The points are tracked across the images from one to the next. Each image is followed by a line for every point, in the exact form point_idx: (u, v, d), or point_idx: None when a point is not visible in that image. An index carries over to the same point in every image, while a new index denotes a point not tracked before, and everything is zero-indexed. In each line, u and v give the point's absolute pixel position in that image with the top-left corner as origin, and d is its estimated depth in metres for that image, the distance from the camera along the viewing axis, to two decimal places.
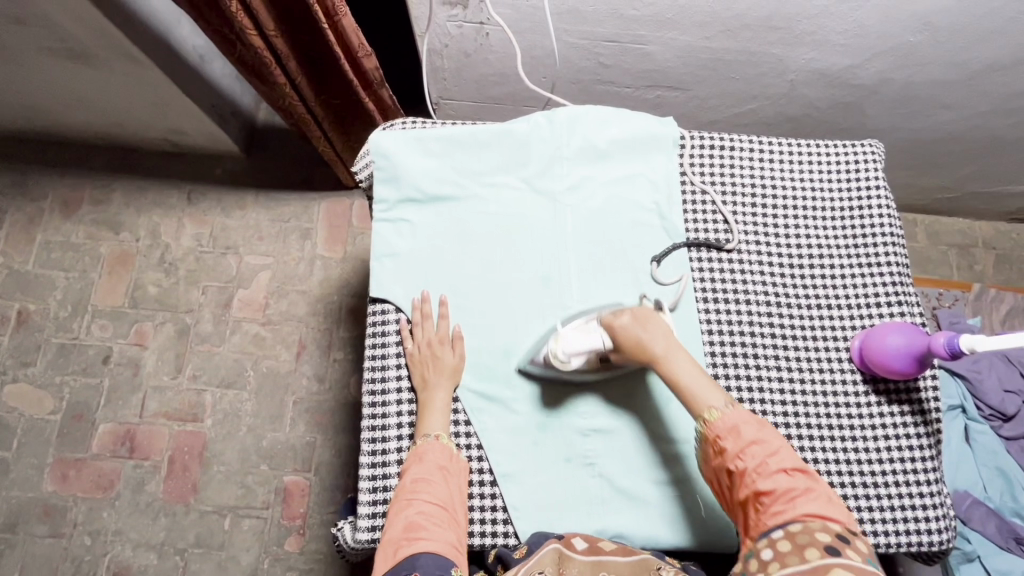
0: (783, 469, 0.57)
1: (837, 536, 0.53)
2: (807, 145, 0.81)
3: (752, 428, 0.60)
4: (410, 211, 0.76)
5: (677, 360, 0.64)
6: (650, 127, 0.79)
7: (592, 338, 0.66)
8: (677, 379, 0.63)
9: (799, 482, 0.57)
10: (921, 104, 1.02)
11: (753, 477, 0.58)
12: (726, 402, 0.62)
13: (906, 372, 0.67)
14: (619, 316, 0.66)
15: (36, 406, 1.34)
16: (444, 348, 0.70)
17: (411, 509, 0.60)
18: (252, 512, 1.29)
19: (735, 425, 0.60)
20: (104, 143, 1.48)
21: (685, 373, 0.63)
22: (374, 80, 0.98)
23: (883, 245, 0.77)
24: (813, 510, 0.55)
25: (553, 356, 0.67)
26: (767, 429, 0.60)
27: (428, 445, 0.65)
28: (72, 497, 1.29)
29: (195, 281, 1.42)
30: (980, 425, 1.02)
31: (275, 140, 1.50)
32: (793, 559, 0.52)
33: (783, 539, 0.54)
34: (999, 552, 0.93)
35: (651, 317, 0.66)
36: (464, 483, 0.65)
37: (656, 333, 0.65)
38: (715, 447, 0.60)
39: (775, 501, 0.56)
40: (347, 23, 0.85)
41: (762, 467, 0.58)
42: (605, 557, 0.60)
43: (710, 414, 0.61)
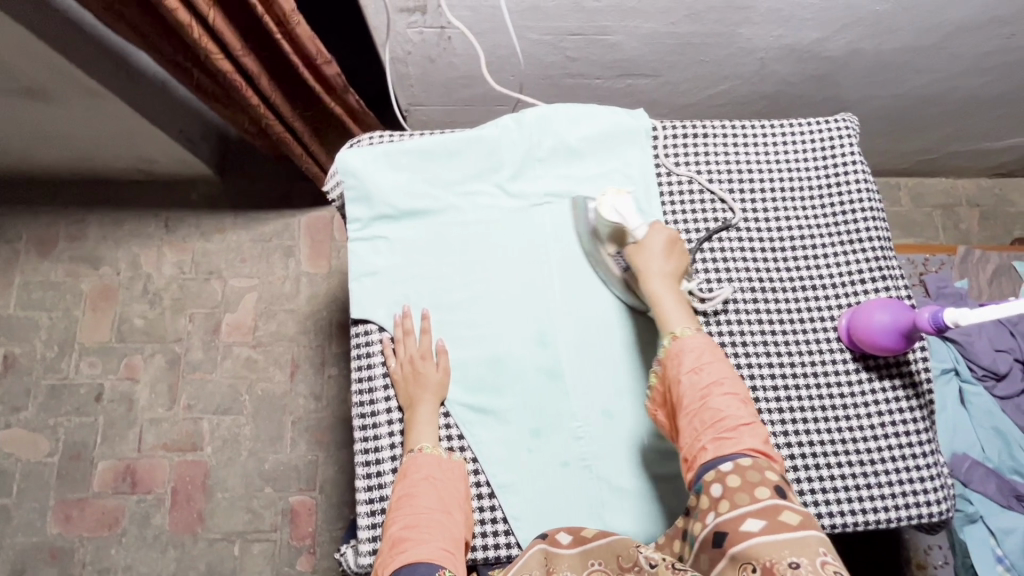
0: (736, 399, 0.59)
1: (781, 476, 0.55)
2: (779, 125, 0.80)
3: (709, 356, 0.61)
4: (385, 228, 0.74)
5: (667, 283, 0.67)
6: (620, 121, 0.78)
7: (633, 220, 0.68)
8: (654, 294, 0.66)
9: (747, 414, 0.58)
10: (894, 71, 1.02)
11: (707, 399, 0.59)
12: (696, 329, 0.64)
13: (894, 349, 0.67)
14: (668, 229, 0.69)
15: (33, 449, 1.33)
16: (427, 363, 0.69)
17: (397, 525, 0.59)
18: (262, 536, 1.29)
19: (696, 348, 0.62)
20: (73, 177, 1.46)
21: (674, 294, 0.66)
22: (337, 86, 0.94)
23: (864, 219, 0.77)
24: (759, 444, 0.57)
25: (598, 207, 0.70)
26: (724, 360, 0.62)
27: (414, 459, 0.64)
28: (78, 538, 1.28)
29: (181, 309, 1.41)
30: (973, 387, 1.02)
31: (248, 159, 1.48)
32: (742, 495, 0.53)
33: (731, 473, 0.55)
34: (1000, 510, 0.94)
35: (680, 251, 0.69)
36: (456, 487, 0.64)
37: (671, 259, 0.68)
38: (673, 363, 0.62)
39: (725, 429, 0.57)
40: (301, 31, 0.81)
41: (717, 395, 0.59)
42: (591, 546, 0.60)
43: (679, 331, 0.64)
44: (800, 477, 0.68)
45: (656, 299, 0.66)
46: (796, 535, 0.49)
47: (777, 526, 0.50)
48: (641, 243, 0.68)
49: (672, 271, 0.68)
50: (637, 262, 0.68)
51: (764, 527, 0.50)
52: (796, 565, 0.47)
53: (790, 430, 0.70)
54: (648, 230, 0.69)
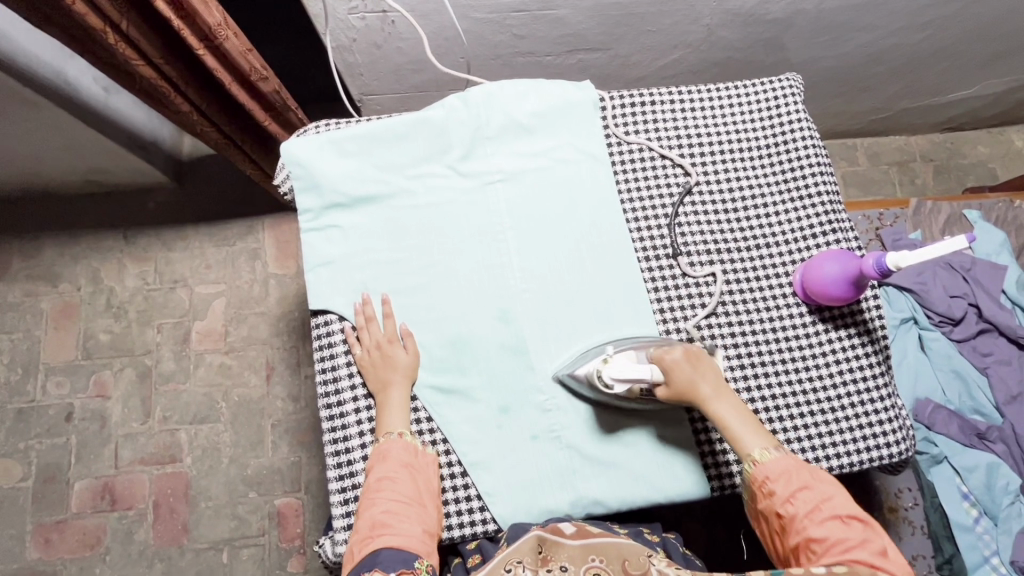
0: (841, 521, 0.58)
1: None
2: (726, 89, 0.81)
3: (800, 474, 0.61)
4: (338, 216, 0.74)
5: (720, 403, 0.64)
6: (567, 94, 0.78)
7: (643, 373, 0.64)
8: (721, 420, 0.64)
9: (853, 534, 0.57)
10: (837, 31, 1.03)
11: (807, 525, 0.59)
12: (775, 447, 0.63)
13: (845, 298, 0.69)
14: (672, 350, 0.65)
15: (4, 476, 1.30)
16: (393, 347, 0.69)
17: (376, 508, 0.60)
18: (250, 541, 1.28)
19: (785, 472, 0.61)
20: (22, 194, 1.41)
21: (732, 412, 0.64)
22: (276, 103, 0.92)
23: (811, 176, 0.78)
24: (868, 558, 0.56)
25: (598, 377, 0.65)
26: (816, 476, 0.61)
27: (391, 444, 0.64)
28: (60, 560, 1.26)
29: (148, 321, 1.38)
30: (932, 333, 1.05)
31: (204, 163, 1.44)
32: None
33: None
34: (962, 449, 0.98)
35: (702, 357, 0.66)
36: (432, 475, 0.65)
37: (706, 375, 0.65)
38: (763, 488, 0.62)
39: (828, 549, 0.57)
40: (232, 45, 0.78)
41: (814, 513, 0.59)
42: (593, 540, 0.61)
43: (759, 456, 0.62)
44: None
45: (726, 429, 0.64)
46: None
47: None
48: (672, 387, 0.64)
49: (713, 385, 0.65)
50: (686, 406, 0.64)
51: None
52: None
53: (753, 386, 0.71)
54: (664, 368, 0.64)
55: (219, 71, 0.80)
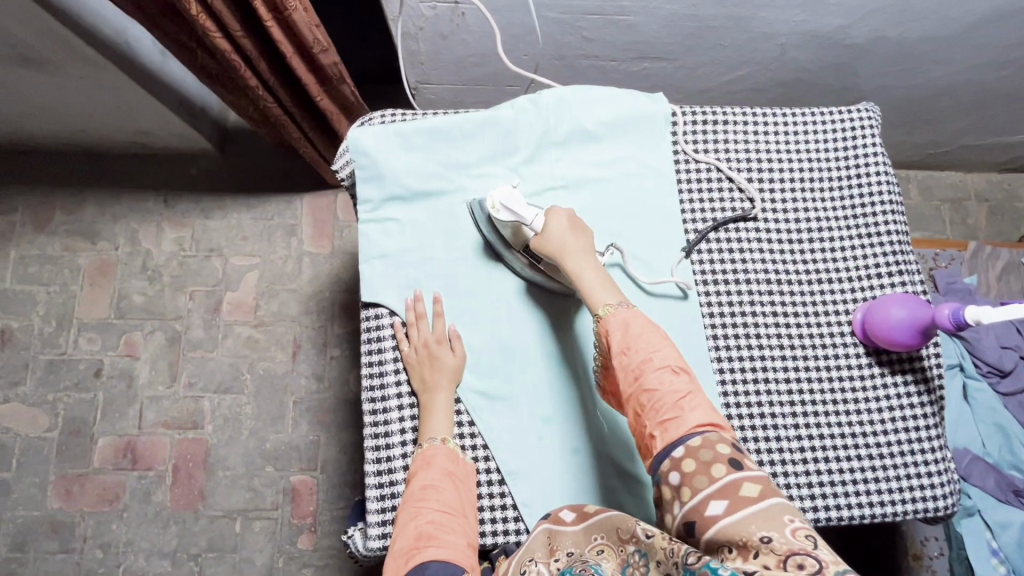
0: (673, 372, 0.57)
1: (734, 447, 0.52)
2: (801, 114, 0.78)
3: (636, 326, 0.60)
4: (397, 210, 0.73)
5: (581, 260, 0.65)
6: (640, 107, 0.76)
7: (527, 213, 0.67)
8: (577, 275, 0.64)
9: (683, 383, 0.56)
10: (912, 61, 1.00)
11: (641, 380, 0.57)
12: (621, 304, 0.62)
13: (908, 344, 0.67)
14: (562, 210, 0.68)
15: (31, 424, 1.32)
16: (442, 347, 0.69)
17: (422, 518, 0.58)
18: (263, 514, 1.29)
19: (623, 323, 0.60)
20: (69, 148, 1.42)
21: (591, 267, 0.65)
22: (333, 75, 0.89)
23: (882, 213, 0.76)
24: (705, 414, 0.55)
25: (490, 205, 0.68)
26: (650, 327, 0.60)
27: (434, 448, 0.64)
28: (79, 513, 1.29)
29: (181, 287, 1.39)
30: (978, 383, 1.02)
31: (249, 135, 1.44)
32: (700, 479, 0.50)
33: (685, 458, 0.52)
34: (998, 505, 0.95)
35: (582, 226, 0.68)
36: (472, 490, 0.64)
37: (580, 236, 0.66)
38: (605, 343, 0.61)
39: (663, 405, 0.55)
40: (298, 17, 0.76)
41: (646, 365, 0.57)
42: (593, 519, 0.57)
43: (603, 308, 0.62)
44: (808, 470, 0.68)
45: (579, 280, 0.64)
46: (758, 509, 0.46)
47: (739, 503, 0.47)
48: (544, 230, 0.66)
49: (582, 246, 0.66)
50: (548, 250, 0.66)
51: (727, 508, 0.47)
52: (768, 540, 0.43)
53: (802, 422, 0.70)
54: (544, 218, 0.67)
55: (282, 43, 0.79)
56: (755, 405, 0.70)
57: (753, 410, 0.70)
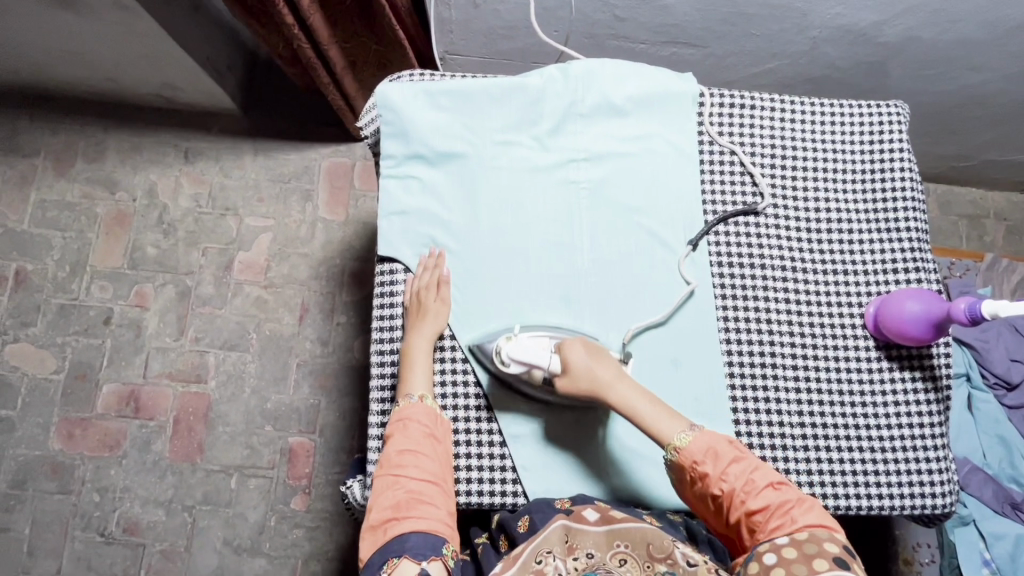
0: (776, 486, 0.59)
1: (844, 547, 0.54)
2: (829, 105, 0.78)
3: (726, 447, 0.61)
4: (418, 168, 0.73)
5: (631, 394, 0.64)
6: (668, 84, 0.76)
7: (540, 358, 0.65)
8: (631, 408, 0.64)
9: (788, 494, 0.58)
10: (945, 66, 0.99)
11: (747, 499, 0.58)
12: (692, 429, 0.62)
13: (922, 338, 0.67)
14: (574, 342, 0.66)
15: (39, 365, 1.34)
16: (434, 302, 0.69)
17: (400, 486, 0.59)
18: (259, 472, 1.30)
19: (708, 447, 0.60)
20: (95, 97, 1.43)
21: (641, 398, 0.64)
22: (402, 13, 0.93)
23: (903, 208, 0.75)
24: (813, 518, 0.56)
25: (499, 358, 0.66)
26: (742, 448, 0.61)
27: (412, 408, 0.64)
28: (80, 456, 1.30)
29: (194, 243, 1.40)
30: (983, 394, 1.02)
31: (272, 97, 1.45)
32: (799, 566, 0.52)
33: (788, 546, 0.54)
34: (994, 516, 0.95)
35: (602, 351, 0.66)
36: (449, 446, 0.65)
37: (608, 367, 0.65)
38: (695, 473, 0.60)
39: (770, 516, 0.57)
40: None
41: (749, 485, 0.59)
42: (617, 526, 0.59)
43: (679, 440, 0.61)
44: (809, 457, 0.69)
45: (633, 413, 0.63)
46: None
47: None
48: (574, 373, 0.64)
49: (615, 372, 0.65)
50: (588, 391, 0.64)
51: None
52: None
53: (806, 411, 0.70)
54: (562, 358, 0.65)
55: None
56: (760, 390, 0.70)
57: (758, 395, 0.70)
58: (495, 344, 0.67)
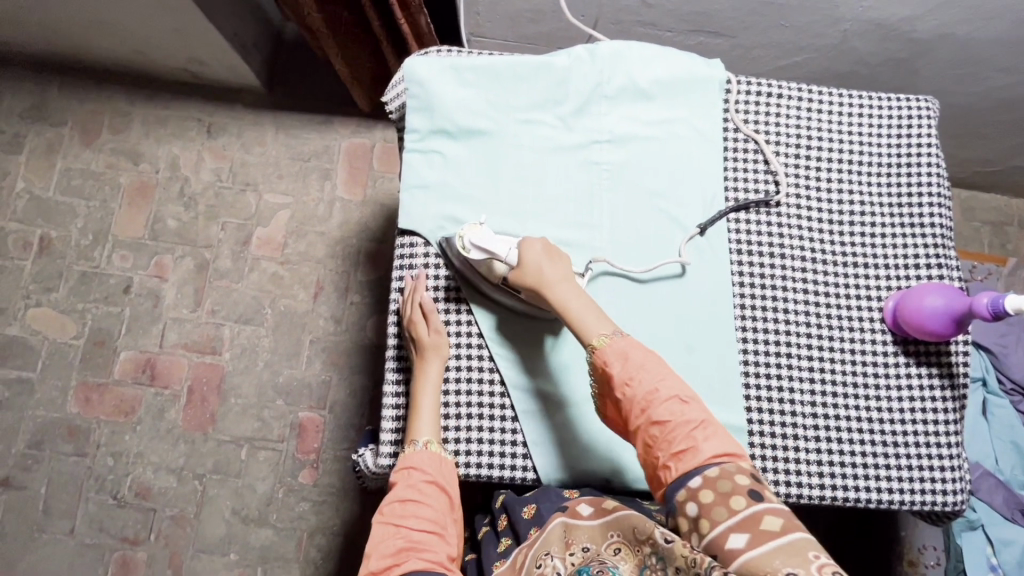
0: (681, 402, 0.58)
1: (752, 478, 0.53)
2: (858, 97, 0.77)
3: (637, 354, 0.61)
4: (442, 143, 0.74)
5: (567, 291, 0.65)
6: (695, 69, 0.76)
7: (498, 246, 0.66)
8: (563, 305, 0.64)
9: (694, 414, 0.57)
10: (978, 65, 0.97)
11: (650, 411, 0.57)
12: (615, 333, 0.63)
13: (939, 333, 0.66)
14: (534, 240, 0.67)
15: (59, 330, 1.37)
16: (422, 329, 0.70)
17: (401, 534, 0.58)
18: (268, 444, 1.32)
19: (621, 352, 0.61)
20: (122, 69, 1.45)
21: (576, 298, 0.65)
22: (413, 3, 0.90)
23: (929, 204, 0.74)
24: (721, 446, 0.55)
25: (460, 243, 0.67)
26: (653, 357, 0.61)
27: (416, 453, 0.64)
28: (96, 420, 1.33)
29: (214, 217, 1.42)
30: (999, 399, 1.01)
31: (295, 75, 1.46)
32: (719, 510, 0.50)
33: (703, 489, 0.52)
34: (1003, 522, 0.94)
35: (560, 254, 0.67)
36: (456, 496, 0.64)
37: (556, 266, 0.66)
38: (604, 374, 0.61)
39: (673, 433, 0.56)
40: None
41: (653, 397, 0.58)
42: (611, 517, 0.58)
43: (597, 340, 0.62)
44: (820, 447, 0.68)
45: (565, 310, 0.64)
46: (782, 543, 0.46)
47: (761, 536, 0.47)
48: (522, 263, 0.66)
49: (562, 274, 0.66)
50: (532, 279, 0.65)
51: (749, 541, 0.47)
52: None
53: (819, 402, 0.70)
54: (519, 249, 0.66)
55: None
56: (774, 378, 0.70)
57: (772, 383, 0.70)
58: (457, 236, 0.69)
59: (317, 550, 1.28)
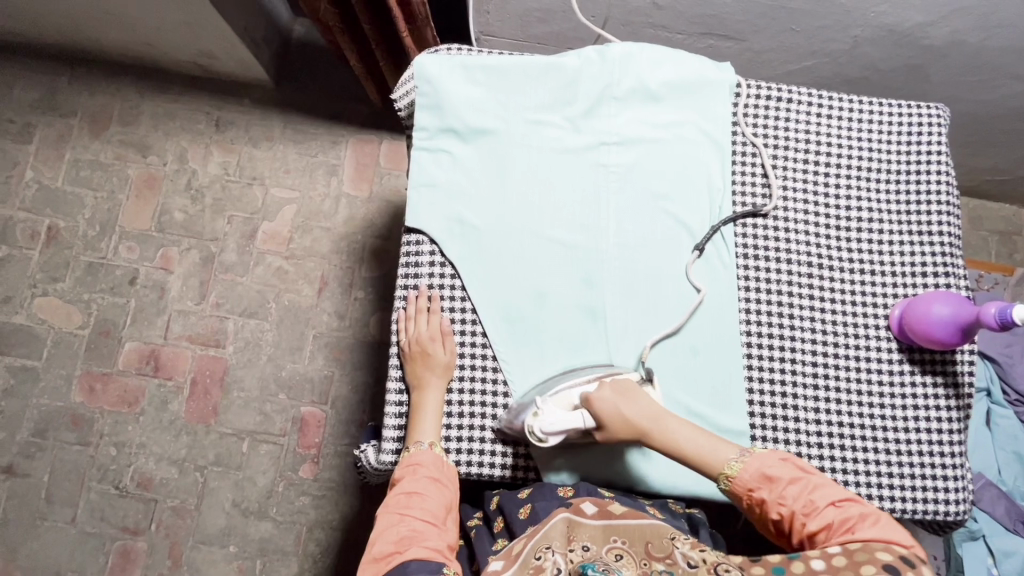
0: (836, 505, 0.57)
1: (901, 557, 0.51)
2: (868, 103, 0.77)
3: (780, 467, 0.60)
4: (450, 142, 0.74)
5: (670, 425, 0.63)
6: (704, 72, 0.76)
7: (574, 420, 0.63)
8: (674, 441, 0.62)
9: (851, 512, 0.56)
10: (989, 73, 0.97)
11: (806, 518, 0.57)
12: (741, 454, 0.61)
13: (946, 342, 0.66)
14: (600, 390, 0.63)
15: (65, 320, 1.38)
16: (435, 345, 0.70)
17: (403, 524, 0.58)
18: (270, 438, 1.33)
19: (760, 468, 0.60)
20: (132, 61, 1.46)
21: (682, 430, 0.62)
22: (420, 15, 0.91)
23: (937, 212, 0.74)
24: (874, 532, 0.54)
25: (532, 434, 0.64)
26: (805, 469, 0.60)
27: (419, 454, 0.65)
28: (100, 410, 1.34)
29: (220, 210, 1.42)
30: (1003, 410, 1.00)
31: (304, 71, 1.47)
32: (846, 572, 0.50)
33: (838, 555, 0.52)
34: (1005, 533, 0.94)
35: (632, 389, 0.64)
36: (456, 494, 0.64)
37: (637, 405, 0.63)
38: (754, 501, 0.59)
39: (831, 535, 0.55)
40: None
41: (808, 506, 0.57)
42: (616, 521, 0.59)
43: (729, 469, 0.60)
44: (823, 453, 0.68)
45: (680, 448, 0.62)
46: None
47: None
48: (605, 428, 0.63)
49: (648, 409, 0.63)
50: (626, 435, 0.63)
51: None
52: None
53: (823, 408, 0.69)
54: (592, 412, 0.63)
55: None
56: (778, 383, 0.70)
57: (775, 388, 0.70)
58: (528, 413, 0.66)
59: (317, 544, 1.28)
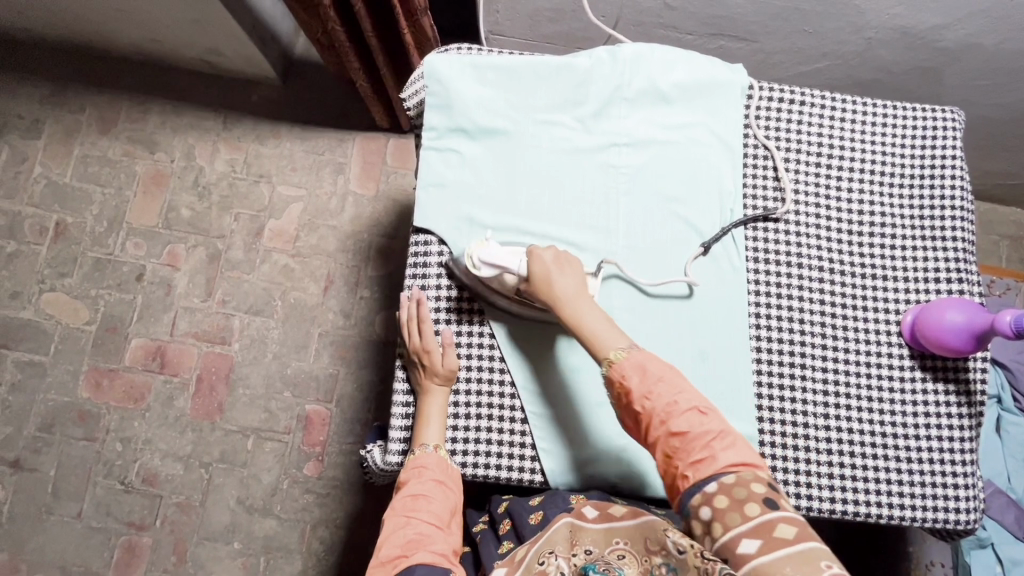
0: (700, 414, 0.56)
1: (769, 486, 0.52)
2: (881, 106, 0.76)
3: (658, 369, 0.58)
4: (459, 142, 0.74)
5: (581, 306, 0.64)
6: (716, 74, 0.75)
7: (509, 262, 0.66)
8: (578, 318, 0.63)
9: (714, 425, 0.55)
10: (1004, 76, 0.95)
11: (669, 423, 0.56)
12: (632, 346, 0.61)
13: (960, 350, 0.65)
14: (545, 250, 0.67)
15: (72, 315, 1.38)
16: (433, 354, 0.69)
17: (410, 527, 0.58)
18: (275, 436, 1.33)
19: (639, 367, 0.59)
20: (141, 58, 1.46)
21: (588, 311, 0.64)
22: (417, 8, 0.91)
23: (951, 217, 0.73)
24: (738, 455, 0.54)
25: (469, 259, 0.68)
26: (674, 371, 0.59)
27: (423, 457, 0.65)
28: (106, 405, 1.34)
29: (227, 208, 1.42)
30: (1013, 417, 0.99)
31: (312, 69, 1.47)
32: (732, 516, 0.50)
33: (718, 494, 0.51)
34: (1013, 541, 0.93)
35: (572, 263, 0.67)
36: (461, 498, 0.64)
37: (570, 277, 0.65)
38: (622, 389, 0.59)
39: (693, 446, 0.55)
40: None
41: (672, 408, 0.56)
42: (616, 523, 0.58)
43: (614, 354, 0.60)
44: (831, 459, 0.68)
45: (579, 324, 0.63)
46: (794, 552, 0.46)
47: (773, 544, 0.47)
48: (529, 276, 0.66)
49: (577, 286, 0.65)
50: (542, 293, 0.65)
51: (760, 547, 0.47)
52: None
53: (832, 413, 0.69)
54: (528, 261, 0.66)
55: None
56: (787, 388, 0.69)
57: (784, 392, 0.69)
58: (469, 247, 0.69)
59: (320, 542, 1.28)
